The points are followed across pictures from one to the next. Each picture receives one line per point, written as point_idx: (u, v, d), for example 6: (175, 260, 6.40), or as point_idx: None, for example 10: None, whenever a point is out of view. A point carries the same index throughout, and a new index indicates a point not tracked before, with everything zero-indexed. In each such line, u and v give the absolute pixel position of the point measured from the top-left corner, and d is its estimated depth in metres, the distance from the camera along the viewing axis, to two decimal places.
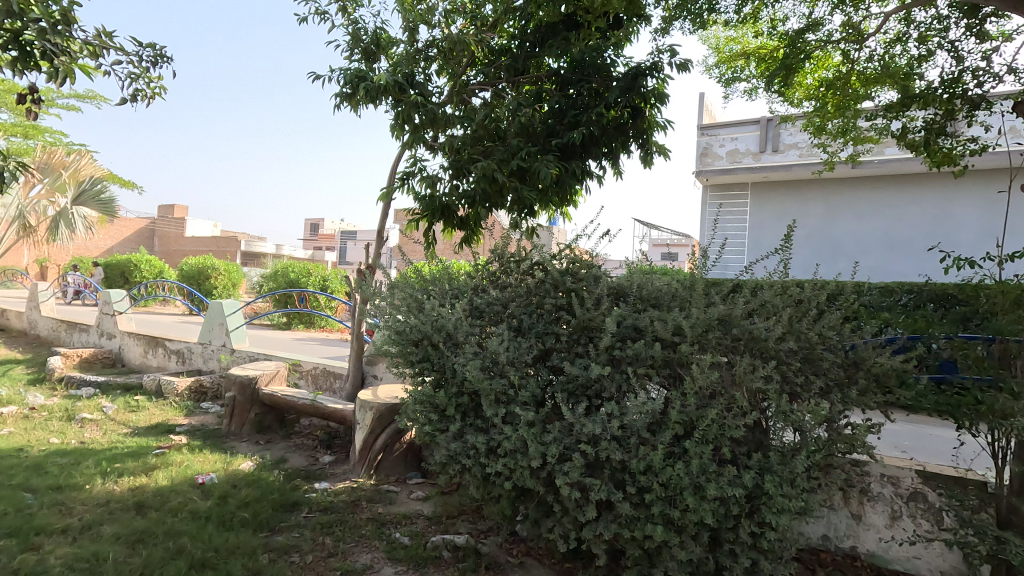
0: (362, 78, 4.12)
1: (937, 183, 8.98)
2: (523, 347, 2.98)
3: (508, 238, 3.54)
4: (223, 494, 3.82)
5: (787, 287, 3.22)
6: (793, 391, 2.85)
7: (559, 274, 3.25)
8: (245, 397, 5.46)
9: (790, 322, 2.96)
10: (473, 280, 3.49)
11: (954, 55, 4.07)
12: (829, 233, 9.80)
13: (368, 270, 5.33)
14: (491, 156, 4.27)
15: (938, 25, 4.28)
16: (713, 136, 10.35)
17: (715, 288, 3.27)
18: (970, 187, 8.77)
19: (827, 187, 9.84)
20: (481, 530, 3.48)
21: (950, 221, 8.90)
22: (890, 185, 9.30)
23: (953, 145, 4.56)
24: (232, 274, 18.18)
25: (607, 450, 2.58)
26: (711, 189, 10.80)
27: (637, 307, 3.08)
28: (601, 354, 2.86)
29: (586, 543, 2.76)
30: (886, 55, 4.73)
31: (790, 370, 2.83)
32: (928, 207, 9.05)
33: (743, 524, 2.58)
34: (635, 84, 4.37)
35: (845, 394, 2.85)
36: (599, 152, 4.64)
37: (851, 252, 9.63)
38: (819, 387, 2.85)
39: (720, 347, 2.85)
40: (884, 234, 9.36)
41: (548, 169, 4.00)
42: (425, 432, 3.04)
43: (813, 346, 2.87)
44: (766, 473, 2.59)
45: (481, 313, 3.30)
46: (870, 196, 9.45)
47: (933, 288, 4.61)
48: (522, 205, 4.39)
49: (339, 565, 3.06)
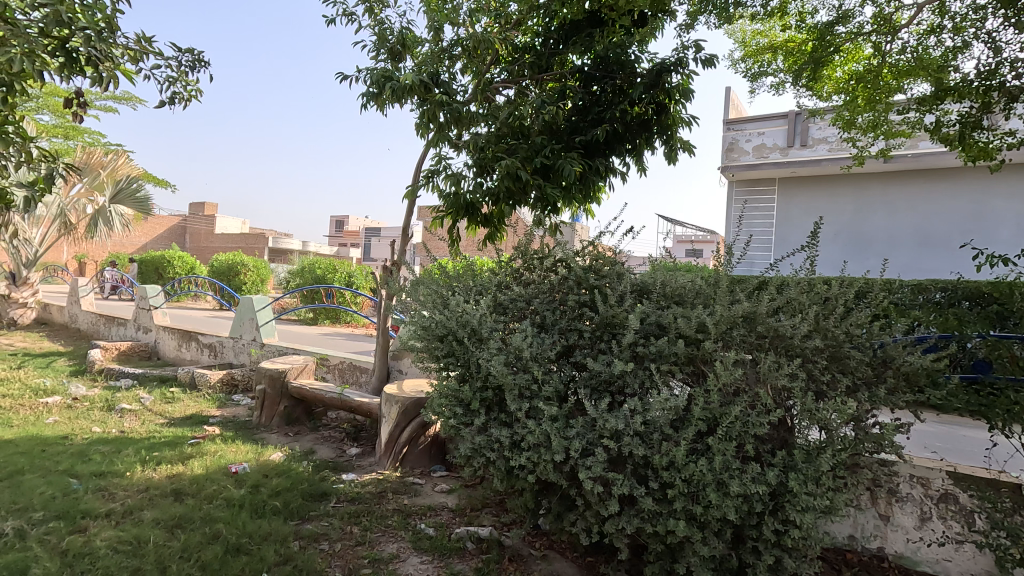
0: (387, 78, 4.19)
1: (971, 177, 8.73)
2: (546, 343, 3.01)
3: (531, 235, 3.60)
4: (256, 483, 3.95)
5: (814, 284, 3.17)
6: (818, 390, 2.83)
7: (582, 271, 3.30)
8: (275, 390, 5.62)
9: (817, 319, 2.93)
10: (497, 277, 3.54)
11: (991, 47, 3.95)
12: (859, 230, 9.58)
13: (392, 266, 5.42)
14: (515, 153, 4.31)
15: (974, 16, 4.15)
16: (739, 131, 10.21)
17: (740, 285, 3.25)
18: (1006, 182, 8.53)
19: (858, 182, 9.60)
20: (504, 523, 3.53)
21: (985, 216, 8.65)
22: (922, 180, 9.05)
23: (990, 138, 4.40)
24: (260, 271, 18.63)
25: (629, 445, 2.60)
26: (737, 184, 10.66)
27: (660, 304, 3.08)
28: (623, 351, 2.88)
29: (608, 537, 2.79)
30: (919, 46, 4.60)
31: (816, 368, 2.81)
32: (963, 203, 8.78)
33: (766, 521, 2.58)
34: (659, 80, 4.34)
35: (873, 393, 2.82)
36: (623, 149, 4.63)
37: (881, 248, 9.42)
38: (846, 386, 2.83)
39: (744, 345, 2.85)
40: (916, 230, 9.13)
41: (571, 167, 4.02)
42: (450, 426, 3.10)
43: (840, 344, 2.86)
44: (790, 471, 2.58)
45: (505, 309, 3.34)
46: (902, 192, 9.21)
47: (968, 286, 4.49)
48: (545, 202, 4.42)
49: (366, 554, 3.15)
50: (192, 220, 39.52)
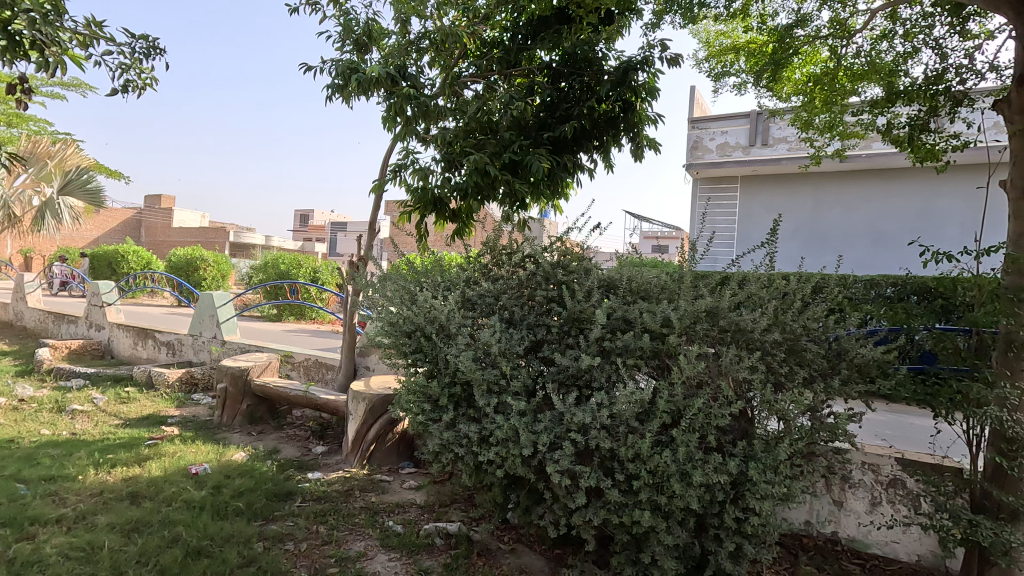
0: (354, 70, 4.13)
1: (920, 177, 9.14)
2: (514, 339, 3.03)
3: (500, 230, 3.61)
4: (217, 484, 3.85)
5: (774, 279, 3.28)
6: (777, 381, 2.92)
7: (550, 266, 3.32)
8: (237, 389, 5.48)
9: (776, 314, 3.02)
10: (465, 272, 3.54)
11: (938, 53, 4.13)
12: (816, 227, 9.94)
13: (359, 261, 5.34)
14: (484, 148, 4.30)
15: (923, 22, 4.32)
16: (703, 130, 10.44)
17: (704, 280, 3.33)
18: (952, 182, 8.95)
19: (815, 181, 9.93)
20: (472, 518, 3.54)
21: (933, 215, 9.06)
22: (875, 180, 9.42)
23: (937, 140, 4.60)
24: (221, 266, 18.09)
25: (597, 438, 2.64)
26: (701, 182, 10.89)
27: (626, 298, 3.13)
28: (591, 345, 2.92)
29: (576, 529, 2.83)
30: (873, 50, 4.77)
31: (775, 360, 2.91)
32: (912, 202, 9.19)
33: (727, 509, 2.66)
34: (626, 78, 4.44)
35: (828, 384, 2.94)
36: (591, 145, 4.69)
37: (837, 245, 9.80)
38: (803, 378, 2.93)
39: (707, 339, 2.92)
40: (870, 228, 9.49)
41: (539, 163, 4.04)
42: (418, 422, 3.09)
43: (798, 337, 2.96)
44: (750, 460, 2.66)
45: (473, 305, 3.34)
46: (856, 191, 9.58)
47: (916, 281, 4.70)
48: (513, 197, 4.43)
49: (333, 553, 3.12)
50: (148, 214, 38.03)
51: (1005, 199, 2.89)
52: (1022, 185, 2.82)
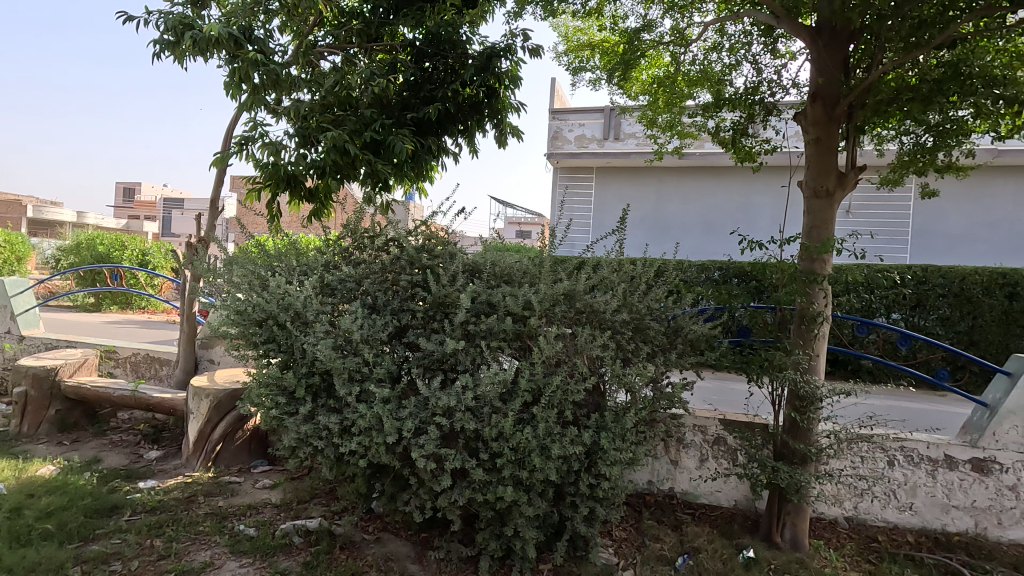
0: (188, 26, 3.65)
1: (739, 175, 10.51)
2: (378, 325, 2.94)
3: (362, 213, 3.48)
4: (16, 506, 3.25)
5: (623, 264, 3.57)
6: (626, 356, 3.20)
7: (415, 251, 3.27)
8: (41, 393, 4.64)
9: (624, 296, 3.30)
10: (324, 257, 3.37)
11: (755, 68, 4.75)
12: (658, 217, 10.98)
13: (200, 243, 4.79)
14: (342, 125, 4.07)
15: (744, 39, 4.93)
16: (563, 121, 10.95)
17: (562, 265, 3.52)
18: (763, 181, 10.43)
19: (657, 175, 10.96)
20: (334, 511, 3.40)
21: (750, 210, 10.48)
22: (705, 176, 10.66)
23: (754, 144, 5.31)
24: (16, 247, 15.08)
25: (462, 420, 2.68)
26: (560, 171, 11.43)
27: (490, 282, 3.20)
28: (456, 329, 2.94)
29: (441, 511, 2.86)
30: (705, 59, 5.33)
31: (623, 338, 3.18)
32: (733, 197, 10.54)
33: (582, 477, 2.87)
34: (489, 64, 4.45)
35: (667, 357, 3.30)
36: (455, 129, 4.68)
37: (675, 234, 10.92)
38: (647, 353, 3.25)
39: (565, 320, 3.10)
40: (701, 219, 10.72)
41: (402, 144, 3.93)
42: (272, 417, 2.88)
43: (642, 316, 3.28)
44: (602, 430, 2.89)
45: (333, 290, 3.19)
46: (690, 185, 10.76)
47: (737, 265, 5.42)
48: (375, 179, 4.27)
49: (172, 567, 2.80)
50: None
51: (802, 197, 3.43)
52: (814, 186, 3.37)
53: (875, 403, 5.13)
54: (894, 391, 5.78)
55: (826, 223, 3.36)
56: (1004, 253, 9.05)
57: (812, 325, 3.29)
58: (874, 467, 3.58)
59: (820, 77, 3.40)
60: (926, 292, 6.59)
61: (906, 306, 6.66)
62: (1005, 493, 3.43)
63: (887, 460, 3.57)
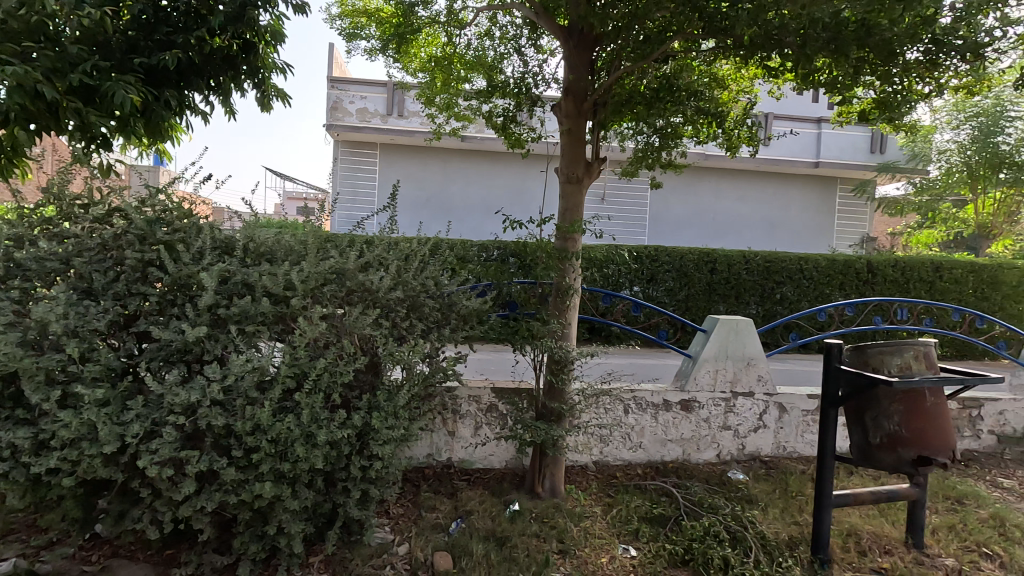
0: None
1: (503, 159, 11.24)
2: (93, 313, 2.42)
3: (68, 174, 2.79)
4: None
5: (398, 242, 3.52)
6: (400, 335, 3.18)
7: (147, 224, 2.76)
8: None
9: (398, 273, 3.27)
10: (12, 231, 2.65)
11: (522, 59, 5.06)
12: (429, 196, 11.14)
13: None
14: (35, 62, 3.19)
15: (513, 32, 5.23)
16: (343, 91, 10.34)
17: (333, 242, 3.33)
18: (523, 165, 11.31)
19: (428, 154, 11.08)
20: (40, 546, 2.74)
21: (513, 192, 11.31)
22: (473, 158, 11.15)
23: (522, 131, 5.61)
24: None
25: (208, 417, 2.37)
26: (342, 145, 10.88)
27: (246, 261, 2.87)
28: (201, 315, 2.56)
29: (187, 521, 2.51)
30: (480, 45, 5.49)
31: (397, 317, 3.15)
32: (498, 180, 11.25)
33: (353, 461, 2.78)
34: (245, 14, 3.83)
35: (441, 333, 3.35)
36: (204, 85, 4.07)
37: (445, 212, 11.23)
38: (421, 330, 3.27)
39: (334, 300, 2.95)
40: (469, 199, 11.21)
41: (126, 94, 3.24)
42: None
43: (417, 294, 3.28)
44: (373, 411, 2.84)
45: (28, 273, 2.58)
46: (459, 166, 11.14)
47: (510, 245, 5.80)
48: (92, 135, 3.48)
49: None
50: None
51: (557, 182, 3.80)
52: (566, 172, 3.76)
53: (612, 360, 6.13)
54: (628, 351, 6.93)
55: (576, 207, 3.78)
56: (710, 237, 11.45)
57: (564, 298, 3.70)
58: (614, 415, 4.23)
59: (571, 74, 3.79)
60: (656, 268, 7.96)
61: (643, 280, 7.97)
62: (702, 424, 4.37)
63: (623, 408, 4.25)
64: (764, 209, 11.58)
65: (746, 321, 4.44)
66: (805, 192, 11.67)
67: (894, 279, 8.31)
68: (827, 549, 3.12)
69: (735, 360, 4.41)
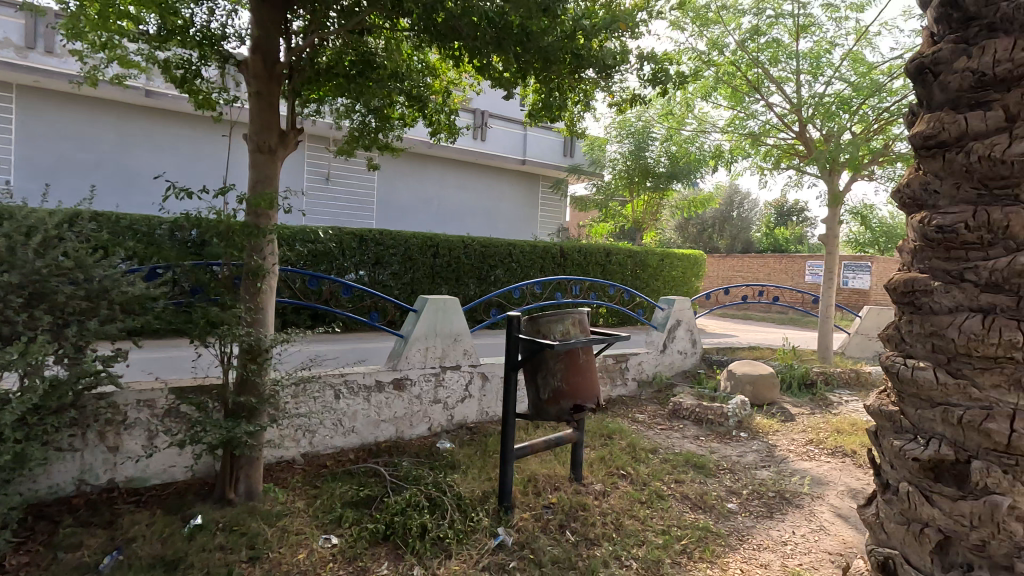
0: None
1: (171, 113, 8.84)
2: None
3: None
4: None
5: (11, 209, 2.64)
6: (8, 335, 2.47)
7: None
8: None
9: (6, 249, 2.45)
10: None
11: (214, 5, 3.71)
12: (53, 151, 8.01)
13: None
14: None
15: None
16: None
17: None
18: (200, 124, 9.11)
19: (48, 92, 7.93)
20: None
21: (186, 155, 9.02)
22: (126, 107, 8.47)
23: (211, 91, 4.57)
24: None
25: None
26: None
27: None
28: None
29: None
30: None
31: (7, 309, 2.41)
32: (163, 139, 8.80)
33: None
34: None
35: (83, 326, 2.62)
36: None
37: (83, 176, 8.27)
38: (50, 325, 2.56)
39: None
40: (119, 161, 8.49)
41: None
42: None
43: (47, 276, 2.51)
44: None
45: None
46: (104, 116, 8.33)
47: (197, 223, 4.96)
48: None
49: None
50: None
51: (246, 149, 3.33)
52: (257, 139, 3.31)
53: (315, 347, 5.88)
54: (329, 335, 6.80)
55: (271, 179, 3.38)
56: (436, 224, 11.99)
57: (257, 281, 3.17)
58: (324, 402, 4.03)
59: (258, 29, 3.34)
60: (381, 251, 7.89)
61: (368, 264, 7.81)
62: (413, 401, 4.50)
63: (334, 394, 4.09)
64: (482, 198, 12.64)
65: (452, 300, 4.71)
66: (513, 185, 13.11)
67: (578, 262, 9.98)
68: (510, 496, 3.46)
69: (443, 337, 4.67)
